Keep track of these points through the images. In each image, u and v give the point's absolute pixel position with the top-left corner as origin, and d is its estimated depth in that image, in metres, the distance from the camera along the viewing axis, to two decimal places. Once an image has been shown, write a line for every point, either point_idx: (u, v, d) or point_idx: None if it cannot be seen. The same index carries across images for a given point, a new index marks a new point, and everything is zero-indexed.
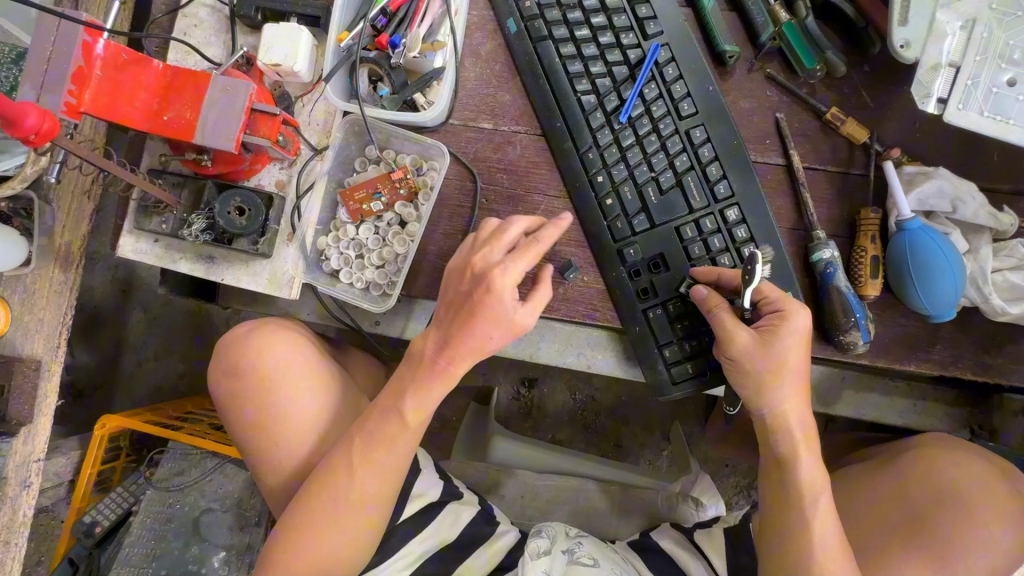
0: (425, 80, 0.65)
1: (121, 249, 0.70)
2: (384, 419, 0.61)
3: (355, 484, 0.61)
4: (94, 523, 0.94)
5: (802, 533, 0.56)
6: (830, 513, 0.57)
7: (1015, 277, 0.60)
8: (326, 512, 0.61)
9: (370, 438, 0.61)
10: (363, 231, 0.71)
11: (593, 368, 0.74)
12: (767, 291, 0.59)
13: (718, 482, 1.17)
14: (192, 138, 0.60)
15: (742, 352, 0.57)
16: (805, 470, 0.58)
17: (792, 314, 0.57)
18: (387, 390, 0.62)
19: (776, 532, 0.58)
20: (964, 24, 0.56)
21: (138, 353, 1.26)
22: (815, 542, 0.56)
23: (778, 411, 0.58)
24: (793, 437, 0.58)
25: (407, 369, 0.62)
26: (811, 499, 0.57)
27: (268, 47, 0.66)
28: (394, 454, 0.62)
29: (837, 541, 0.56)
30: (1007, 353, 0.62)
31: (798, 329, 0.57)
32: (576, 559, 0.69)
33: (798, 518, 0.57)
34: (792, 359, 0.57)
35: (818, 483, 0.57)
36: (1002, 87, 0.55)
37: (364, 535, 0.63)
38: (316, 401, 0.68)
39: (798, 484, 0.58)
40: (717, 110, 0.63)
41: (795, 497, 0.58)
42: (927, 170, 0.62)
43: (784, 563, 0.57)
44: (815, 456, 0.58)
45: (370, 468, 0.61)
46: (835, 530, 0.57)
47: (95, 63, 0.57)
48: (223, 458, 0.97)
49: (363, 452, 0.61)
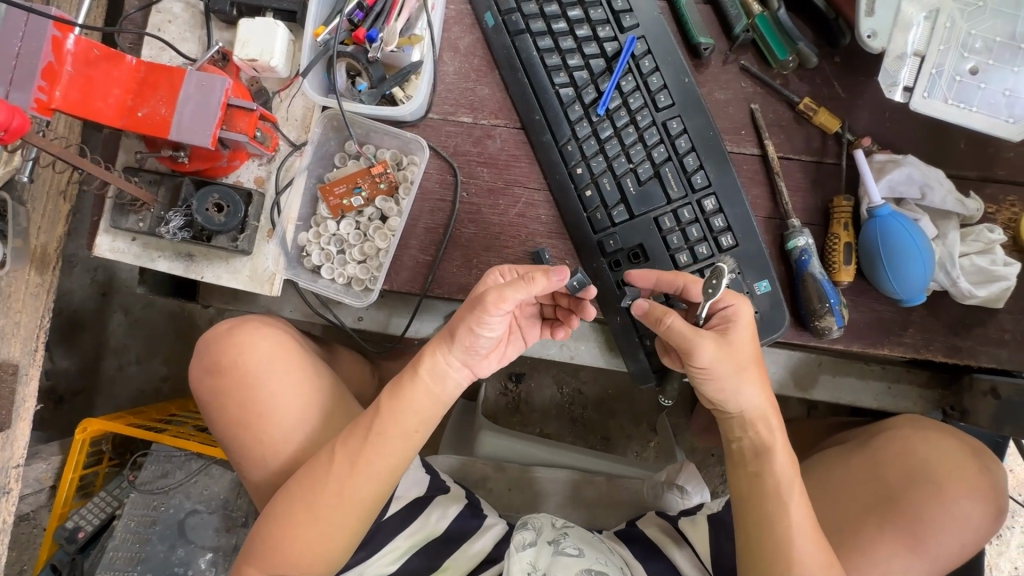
0: (404, 74, 0.66)
1: (98, 248, 0.69)
2: (365, 413, 0.61)
3: (348, 487, 0.60)
4: (76, 528, 0.93)
5: (782, 523, 0.57)
6: (804, 500, 0.58)
7: (981, 261, 0.61)
8: (299, 505, 0.60)
9: (371, 439, 0.60)
10: (344, 226, 0.72)
11: (577, 359, 0.75)
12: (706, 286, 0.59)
13: (704, 471, 1.18)
14: (168, 134, 0.60)
15: (714, 358, 0.56)
16: (780, 459, 0.59)
17: (739, 307, 0.58)
18: (389, 389, 0.61)
19: (755, 518, 0.59)
20: (928, 15, 0.60)
21: (121, 357, 1.25)
22: (794, 531, 0.57)
23: (748, 403, 0.59)
24: (769, 426, 0.60)
25: (409, 371, 0.60)
26: (786, 487, 0.58)
27: (244, 42, 0.65)
28: (367, 454, 0.60)
29: (811, 525, 0.58)
30: (976, 335, 0.63)
31: (746, 319, 0.58)
32: (561, 550, 0.70)
33: (774, 504, 0.58)
34: (751, 351, 0.58)
35: (793, 472, 0.59)
36: (965, 75, 0.60)
37: (335, 536, 0.61)
38: (313, 395, 0.68)
39: (774, 475, 0.59)
40: (692, 101, 0.64)
41: (772, 487, 0.58)
42: (897, 159, 0.63)
43: (767, 547, 0.58)
44: (785, 444, 0.60)
45: (344, 464, 0.60)
46: (809, 515, 0.58)
47: (66, 59, 0.56)
48: (208, 459, 0.96)
49: (342, 445, 0.61)
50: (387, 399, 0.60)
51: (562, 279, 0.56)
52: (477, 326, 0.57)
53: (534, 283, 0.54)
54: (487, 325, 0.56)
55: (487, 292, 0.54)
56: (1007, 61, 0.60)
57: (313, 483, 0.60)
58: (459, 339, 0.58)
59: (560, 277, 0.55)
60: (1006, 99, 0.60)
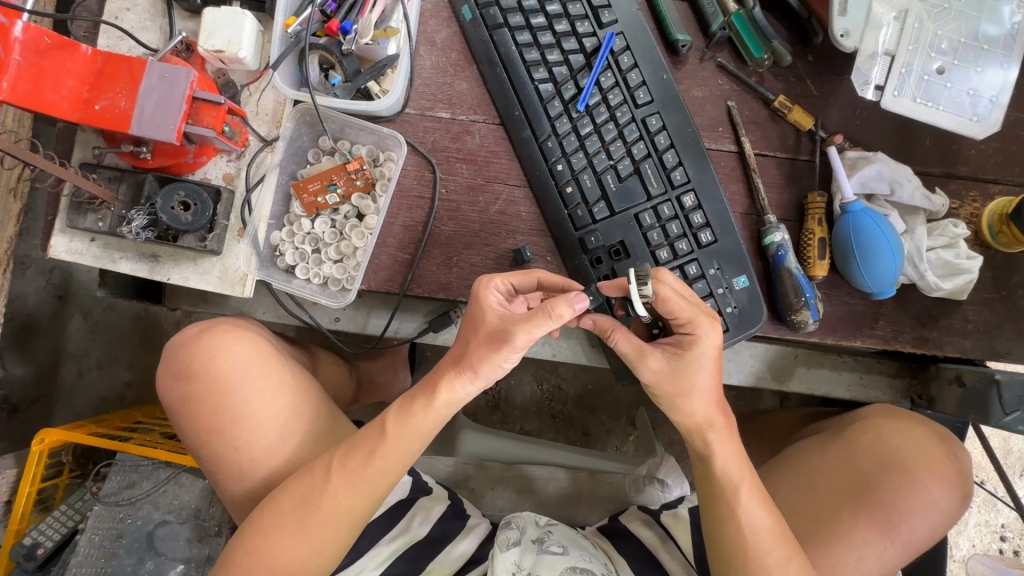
0: (380, 68, 0.64)
1: (53, 250, 0.65)
2: (368, 432, 0.59)
3: (336, 501, 0.58)
4: (35, 545, 0.88)
5: (734, 525, 0.59)
6: (756, 500, 0.59)
7: (946, 255, 0.64)
8: (289, 518, 0.58)
9: (362, 452, 0.59)
10: (319, 225, 0.69)
11: (558, 356, 0.78)
12: (676, 306, 0.55)
13: (683, 463, 1.20)
14: (129, 129, 0.57)
15: (653, 378, 0.58)
16: (722, 462, 0.60)
17: (702, 336, 0.56)
18: (397, 409, 0.59)
19: (714, 517, 0.61)
20: (896, 15, 0.62)
21: (80, 362, 1.19)
22: (750, 532, 0.58)
23: (685, 415, 0.59)
24: (706, 438, 0.60)
25: (418, 392, 0.59)
26: (733, 490, 0.59)
27: (211, 32, 0.63)
28: (365, 473, 0.59)
29: (769, 525, 0.58)
30: (942, 326, 0.66)
31: (707, 350, 0.57)
32: (545, 548, 0.70)
33: (727, 507, 0.59)
34: (702, 380, 0.58)
35: (739, 473, 0.59)
36: (932, 74, 0.62)
37: (325, 551, 0.59)
38: (299, 405, 0.66)
39: (720, 477, 0.60)
40: (671, 98, 0.64)
41: (723, 488, 0.60)
42: (867, 155, 0.65)
43: (729, 546, 0.59)
44: (731, 444, 0.60)
45: (343, 483, 0.58)
46: (765, 514, 0.59)
47: (13, 48, 0.52)
48: (177, 468, 0.91)
49: (340, 463, 0.59)
50: (395, 418, 0.59)
51: (584, 305, 0.53)
52: (503, 361, 0.55)
53: (562, 317, 0.52)
54: (512, 359, 0.55)
55: (514, 331, 0.53)
56: (970, 61, 0.63)
57: (304, 498, 0.58)
58: (482, 373, 0.56)
59: (581, 303, 0.53)
60: (971, 98, 0.62)
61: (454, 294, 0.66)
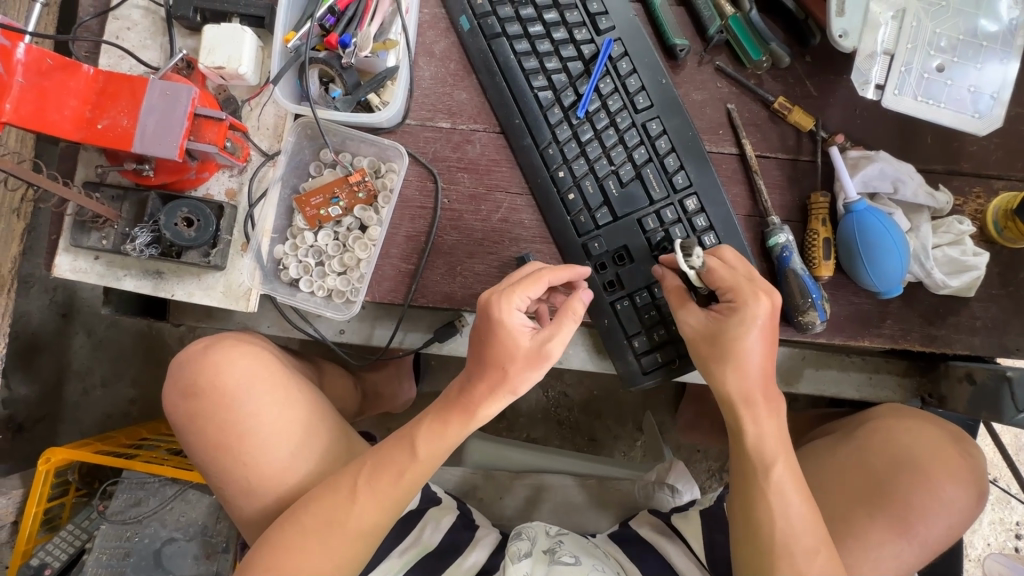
0: (379, 80, 0.64)
1: (58, 269, 0.65)
2: (394, 450, 0.59)
3: (358, 518, 0.58)
4: (42, 566, 0.87)
5: (767, 511, 0.56)
6: (790, 484, 0.57)
7: (952, 252, 0.63)
8: (310, 535, 0.57)
9: (384, 469, 0.59)
10: (321, 238, 0.69)
11: (564, 363, 0.78)
12: (721, 277, 0.58)
13: (691, 467, 1.19)
14: (131, 147, 0.57)
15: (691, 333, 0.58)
16: (756, 438, 0.58)
17: (753, 305, 0.56)
18: (427, 427, 0.59)
19: (742, 498, 0.58)
20: (893, 14, 0.62)
21: (84, 380, 1.19)
22: (779, 520, 0.55)
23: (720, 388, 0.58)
24: (739, 412, 0.58)
25: (438, 407, 0.60)
26: (766, 467, 0.57)
27: (210, 49, 0.63)
28: (386, 488, 0.59)
29: (804, 512, 0.56)
30: (951, 323, 0.65)
31: (756, 319, 0.56)
32: (557, 559, 0.69)
33: (760, 489, 0.57)
34: (744, 356, 0.57)
35: (774, 452, 0.57)
36: (931, 73, 0.62)
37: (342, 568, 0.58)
38: (312, 420, 0.66)
39: (753, 453, 0.58)
40: (671, 102, 0.64)
41: (759, 465, 0.57)
42: (869, 154, 0.65)
43: (757, 533, 0.56)
44: (769, 424, 0.58)
45: (370, 500, 0.58)
46: (802, 502, 0.56)
47: (16, 70, 0.53)
48: (184, 484, 0.91)
49: (366, 480, 0.59)
50: (426, 438, 0.59)
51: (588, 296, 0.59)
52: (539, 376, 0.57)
53: (579, 314, 0.57)
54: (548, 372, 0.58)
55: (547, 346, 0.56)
56: (969, 58, 0.63)
57: (329, 519, 0.58)
58: (518, 389, 0.57)
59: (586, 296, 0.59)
60: (971, 95, 0.62)
61: (459, 304, 0.66)
